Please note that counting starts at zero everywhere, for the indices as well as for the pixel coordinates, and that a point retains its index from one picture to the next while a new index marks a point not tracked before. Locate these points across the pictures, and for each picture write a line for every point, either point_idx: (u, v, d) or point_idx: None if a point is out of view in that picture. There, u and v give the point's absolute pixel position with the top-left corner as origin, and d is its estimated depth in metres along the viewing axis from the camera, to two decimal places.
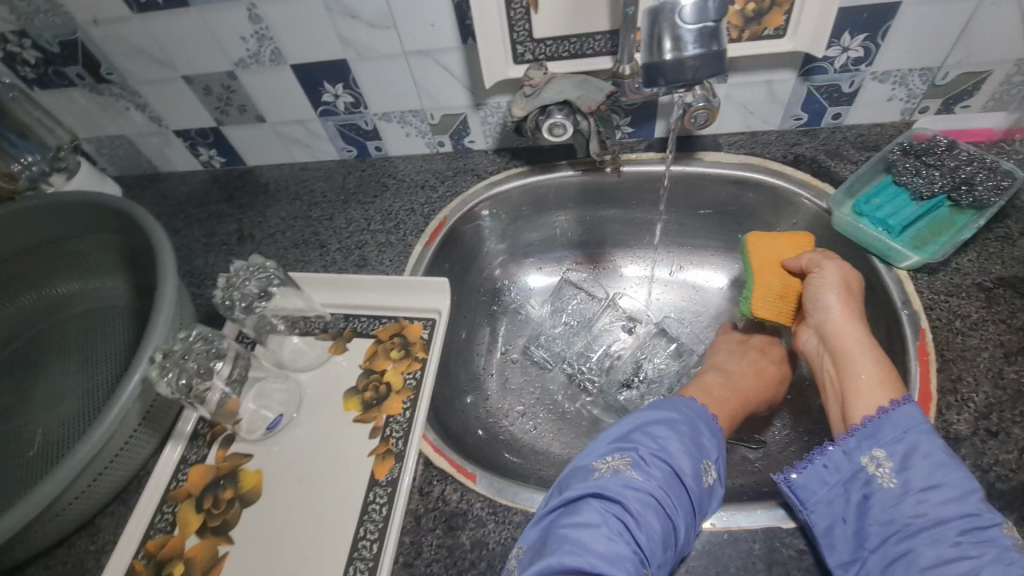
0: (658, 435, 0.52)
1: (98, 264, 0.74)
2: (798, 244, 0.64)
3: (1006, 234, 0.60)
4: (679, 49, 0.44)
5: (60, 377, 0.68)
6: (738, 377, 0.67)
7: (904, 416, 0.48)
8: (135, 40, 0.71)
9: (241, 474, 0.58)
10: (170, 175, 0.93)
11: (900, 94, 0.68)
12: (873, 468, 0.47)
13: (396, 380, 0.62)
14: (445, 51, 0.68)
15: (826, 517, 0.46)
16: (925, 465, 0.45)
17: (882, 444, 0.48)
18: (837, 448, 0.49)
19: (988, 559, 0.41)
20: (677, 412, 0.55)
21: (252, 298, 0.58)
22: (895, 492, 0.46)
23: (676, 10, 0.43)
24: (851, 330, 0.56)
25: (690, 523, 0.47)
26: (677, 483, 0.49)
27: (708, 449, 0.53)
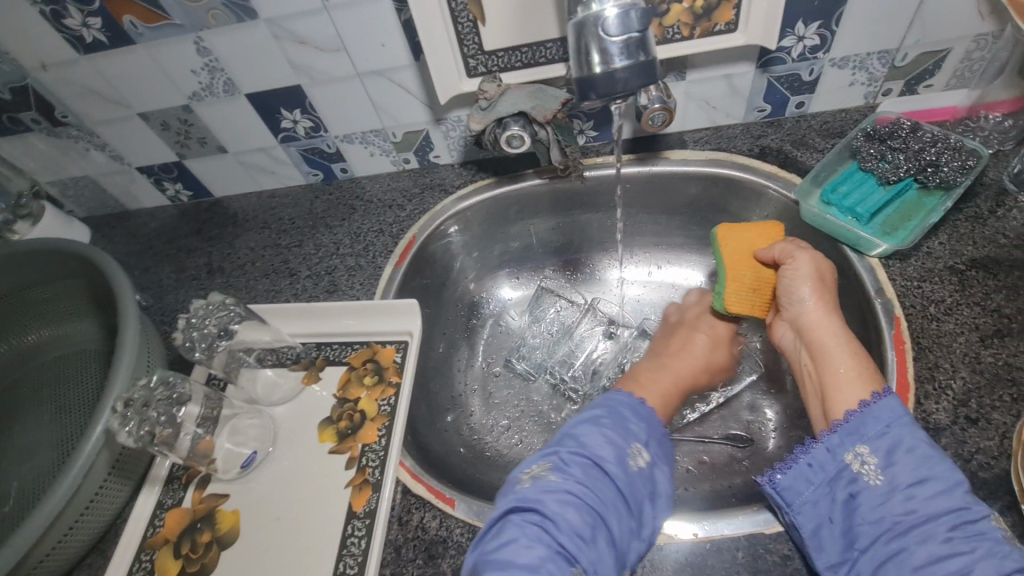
0: (579, 432, 0.51)
1: (66, 309, 0.73)
2: (769, 234, 0.63)
3: (976, 214, 0.59)
4: (609, 60, 0.43)
5: (32, 429, 0.67)
6: (670, 360, 0.66)
7: (886, 408, 0.45)
8: (86, 81, 0.70)
9: (218, 516, 0.56)
10: (138, 212, 0.91)
11: (861, 79, 0.67)
12: (858, 465, 0.44)
13: (370, 407, 0.61)
14: (399, 70, 0.67)
15: (812, 519, 0.43)
16: (910, 458, 0.42)
17: (867, 439, 0.44)
18: (821, 446, 0.45)
19: (982, 556, 0.38)
20: (598, 407, 0.54)
21: (212, 338, 0.57)
22: (882, 489, 0.42)
23: (601, 24, 0.42)
24: (826, 322, 0.55)
25: (617, 513, 0.45)
26: (599, 474, 0.47)
27: (635, 434, 0.51)
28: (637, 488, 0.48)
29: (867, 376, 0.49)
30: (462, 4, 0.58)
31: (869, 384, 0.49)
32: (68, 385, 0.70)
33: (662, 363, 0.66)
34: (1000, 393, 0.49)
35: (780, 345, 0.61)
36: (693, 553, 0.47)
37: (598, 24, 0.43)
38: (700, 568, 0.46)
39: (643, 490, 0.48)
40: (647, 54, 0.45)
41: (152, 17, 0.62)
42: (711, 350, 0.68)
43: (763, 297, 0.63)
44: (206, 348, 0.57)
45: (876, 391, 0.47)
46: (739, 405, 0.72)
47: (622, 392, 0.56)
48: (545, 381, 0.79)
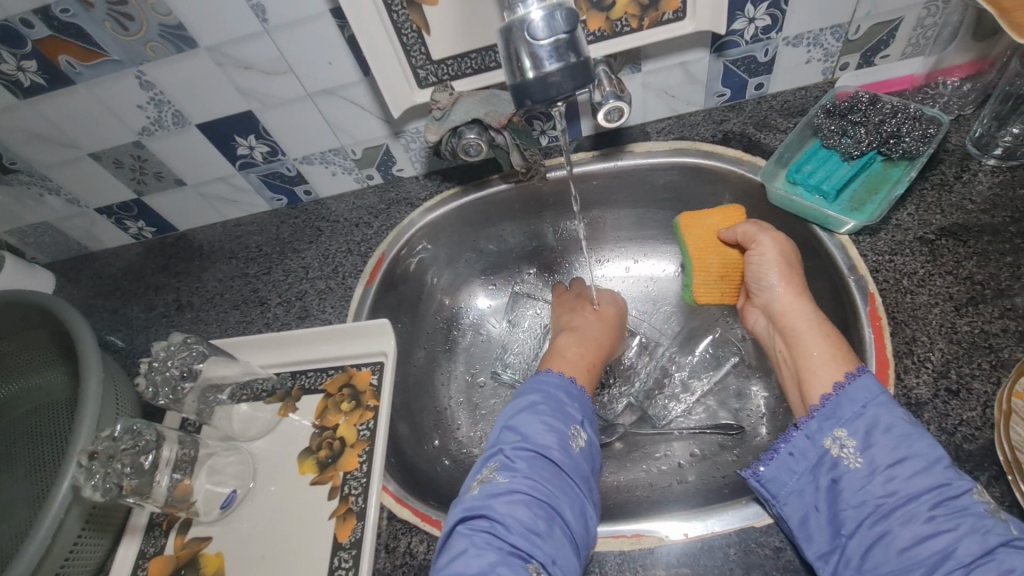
0: (519, 424, 0.51)
1: (32, 360, 0.71)
2: (731, 217, 0.62)
3: (942, 180, 0.59)
4: (540, 65, 0.42)
5: (7, 487, 0.65)
6: (586, 332, 0.68)
7: (861, 388, 0.44)
8: (30, 126, 0.68)
9: (201, 560, 0.55)
10: (103, 253, 0.89)
11: (817, 55, 0.67)
12: (837, 449, 0.43)
13: (349, 434, 0.59)
14: (349, 87, 0.66)
15: (798, 509, 0.42)
16: (888, 437, 0.41)
17: (844, 422, 0.43)
18: (800, 433, 0.45)
19: (965, 532, 0.37)
20: (537, 394, 0.54)
21: (175, 381, 0.56)
22: (862, 471, 0.41)
23: (528, 28, 0.42)
24: (797, 304, 0.55)
25: (568, 497, 0.46)
26: (544, 464, 0.48)
27: (571, 416, 0.53)
28: (581, 468, 0.49)
29: (841, 355, 0.49)
30: (404, 15, 0.57)
31: (846, 364, 0.48)
32: (39, 438, 0.67)
33: (580, 336, 0.67)
34: (979, 361, 0.48)
35: (757, 330, 0.61)
36: (686, 554, 0.46)
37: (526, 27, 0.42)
38: (693, 569, 0.45)
39: (586, 469, 0.50)
40: (580, 57, 0.44)
41: (88, 55, 0.61)
42: (619, 314, 0.72)
43: (732, 284, 0.63)
44: (171, 393, 0.55)
45: (850, 371, 0.46)
46: (725, 394, 0.71)
47: (553, 373, 0.56)
48: None
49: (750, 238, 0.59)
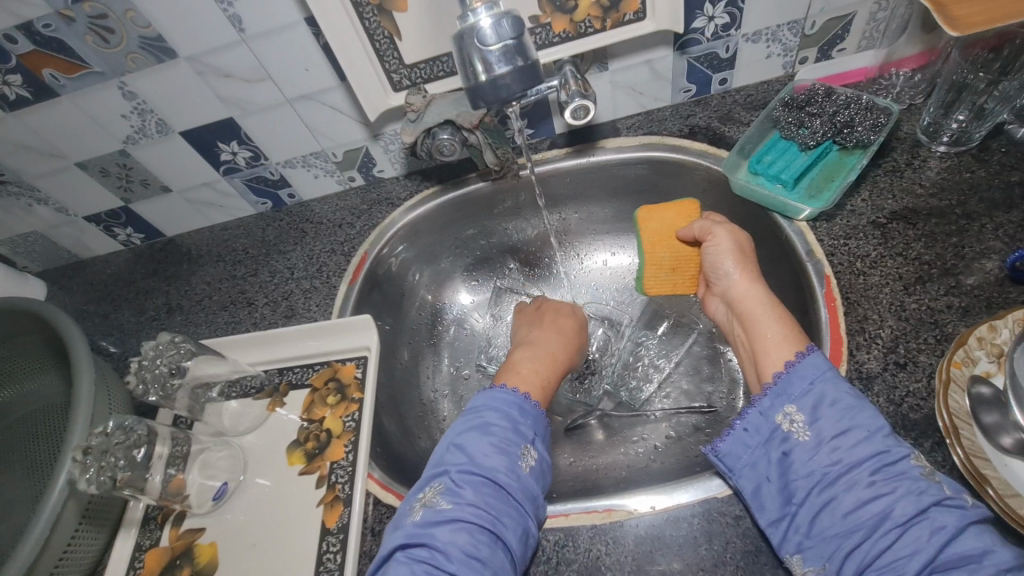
0: (467, 445, 0.52)
1: (26, 365, 0.73)
2: (686, 212, 0.66)
3: (894, 167, 0.62)
4: (491, 67, 0.45)
5: (5, 489, 0.67)
6: (542, 344, 0.68)
7: (809, 366, 0.47)
8: (16, 137, 0.70)
9: (196, 550, 0.57)
10: (93, 260, 0.91)
11: (776, 50, 0.70)
12: (788, 424, 0.46)
13: (336, 425, 0.62)
14: (326, 92, 0.68)
15: (752, 480, 0.46)
16: (833, 411, 0.45)
17: (794, 398, 0.46)
18: (754, 410, 0.48)
19: (902, 494, 0.40)
20: (489, 412, 0.55)
21: (165, 378, 0.58)
22: (810, 443, 0.44)
23: (479, 34, 0.45)
24: (752, 290, 0.58)
25: (511, 521, 0.47)
26: (489, 490, 0.49)
27: (523, 434, 0.53)
28: (529, 488, 0.50)
29: (793, 334, 0.52)
30: (376, 22, 0.59)
31: (799, 343, 0.51)
32: (35, 440, 0.70)
33: (535, 350, 0.67)
34: (925, 336, 0.51)
35: (718, 318, 0.64)
36: (653, 526, 0.48)
37: (476, 34, 0.45)
38: (660, 539, 0.48)
39: (535, 489, 0.50)
40: (529, 60, 0.47)
41: (71, 68, 0.63)
42: (579, 327, 0.73)
43: (686, 275, 0.66)
44: (161, 389, 0.57)
45: (800, 350, 0.49)
46: (699, 377, 0.74)
47: (509, 391, 0.56)
48: None
49: (705, 229, 0.62)
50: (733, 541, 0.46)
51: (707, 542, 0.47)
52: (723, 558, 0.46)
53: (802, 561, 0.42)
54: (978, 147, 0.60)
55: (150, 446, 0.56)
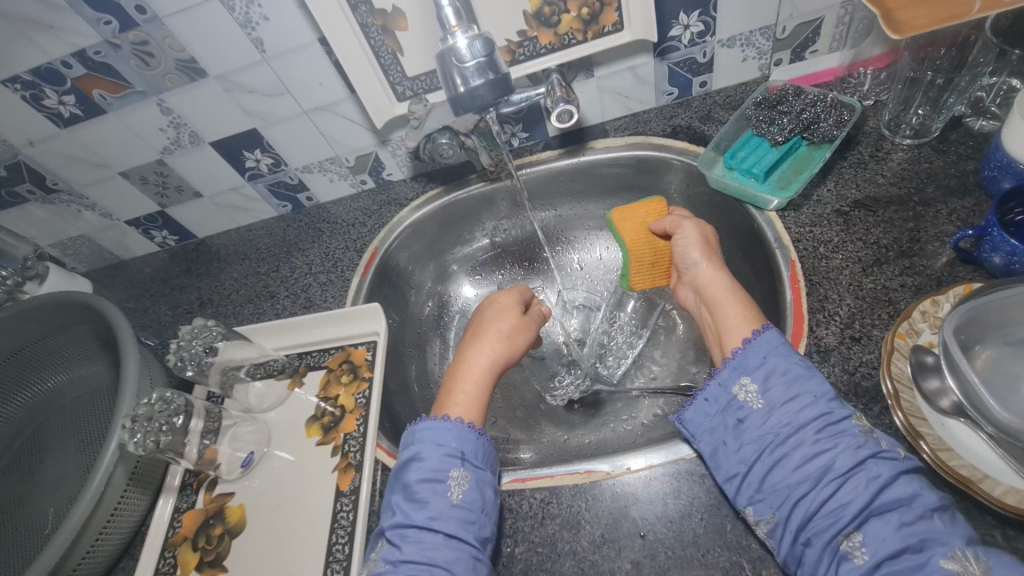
0: (397, 498, 0.51)
1: (77, 353, 0.82)
2: (654, 209, 0.72)
3: (859, 159, 0.66)
4: (468, 81, 0.52)
5: (60, 460, 0.76)
6: (465, 374, 0.62)
7: (764, 341, 0.52)
8: (70, 151, 0.80)
9: (227, 511, 0.65)
10: (133, 261, 1.01)
11: (751, 54, 0.75)
12: (743, 394, 0.51)
13: (349, 401, 0.69)
14: (338, 104, 0.76)
15: (711, 444, 0.51)
16: (783, 380, 0.50)
17: (748, 370, 0.51)
18: (713, 381, 0.53)
19: (843, 448, 0.45)
20: (409, 453, 0.53)
21: (200, 356, 0.66)
22: (763, 410, 0.49)
23: (455, 53, 0.51)
24: (716, 277, 0.63)
25: (449, 562, 0.47)
26: (422, 538, 0.49)
27: (447, 462, 0.52)
28: (467, 515, 0.50)
29: (750, 315, 0.57)
30: (380, 40, 0.66)
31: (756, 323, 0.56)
32: (86, 418, 0.78)
33: (459, 386, 0.61)
34: (879, 312, 0.56)
35: (688, 305, 0.69)
36: (629, 484, 0.54)
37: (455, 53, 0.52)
38: (636, 495, 0.53)
39: (473, 512, 0.50)
40: (500, 73, 0.54)
41: (117, 88, 0.72)
42: (501, 313, 0.69)
43: (661, 268, 0.73)
44: (197, 365, 0.65)
45: (757, 328, 0.54)
46: (686, 360, 0.79)
47: (421, 427, 0.54)
48: None
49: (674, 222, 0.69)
50: (699, 496, 0.52)
51: (676, 497, 0.52)
52: (690, 510, 0.51)
53: (754, 511, 0.47)
54: (938, 138, 0.65)
55: (187, 416, 0.64)
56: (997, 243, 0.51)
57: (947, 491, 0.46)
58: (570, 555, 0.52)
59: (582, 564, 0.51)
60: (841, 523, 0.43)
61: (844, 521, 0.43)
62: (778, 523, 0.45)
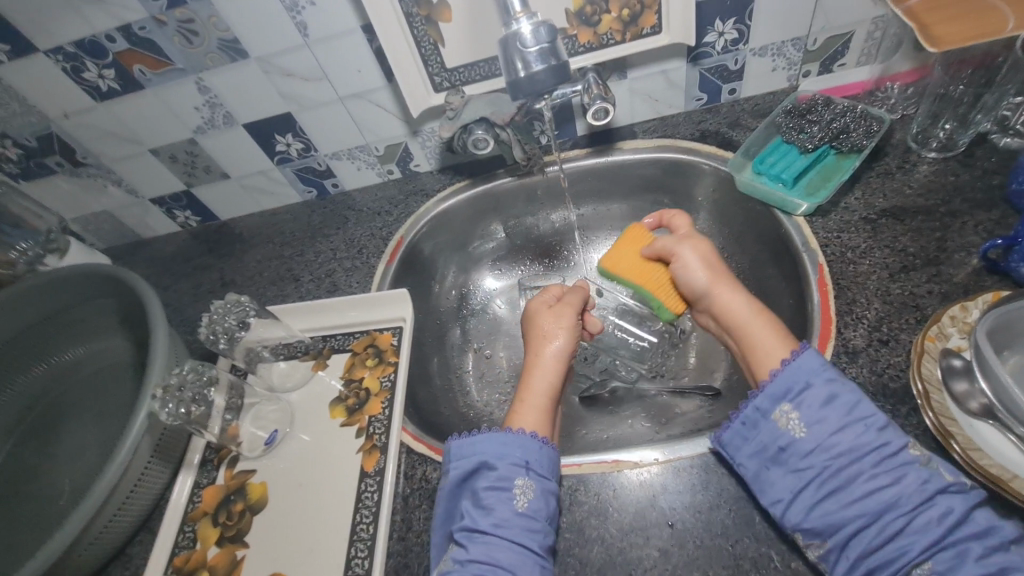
0: (463, 503, 0.52)
1: (101, 326, 0.82)
2: (637, 240, 0.75)
3: (886, 169, 0.68)
4: (529, 65, 0.53)
5: (80, 432, 0.76)
6: (532, 386, 0.62)
7: (803, 367, 0.51)
8: (103, 125, 0.80)
9: (248, 488, 0.65)
10: (154, 240, 1.01)
11: (781, 64, 0.77)
12: (786, 421, 0.50)
13: (374, 384, 0.69)
14: (374, 92, 0.77)
15: (753, 468, 0.51)
16: (831, 408, 0.49)
17: (790, 396, 0.51)
18: (752, 408, 0.52)
19: (907, 481, 0.45)
20: (473, 459, 0.54)
21: (233, 330, 0.67)
22: (810, 438, 0.49)
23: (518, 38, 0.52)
24: (732, 298, 0.64)
25: (516, 567, 0.48)
26: (487, 542, 0.50)
27: (512, 471, 0.52)
28: (532, 521, 0.50)
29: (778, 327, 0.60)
30: (423, 30, 0.67)
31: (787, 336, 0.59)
32: (108, 391, 0.79)
33: (528, 398, 0.61)
34: (906, 316, 0.57)
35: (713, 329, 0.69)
36: (656, 474, 0.55)
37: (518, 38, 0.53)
38: (664, 485, 0.54)
39: (537, 520, 0.51)
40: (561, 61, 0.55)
41: (157, 64, 0.72)
42: (539, 324, 0.68)
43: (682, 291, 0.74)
44: (229, 339, 0.67)
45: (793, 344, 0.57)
46: (704, 361, 0.80)
47: (484, 433, 0.54)
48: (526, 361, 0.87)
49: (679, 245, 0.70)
50: (727, 487, 0.53)
51: (704, 488, 0.53)
52: (719, 502, 0.52)
53: (803, 536, 0.47)
54: (964, 152, 0.66)
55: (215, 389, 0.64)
56: None
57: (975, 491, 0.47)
58: (598, 541, 0.52)
59: (610, 550, 0.52)
60: (911, 556, 0.43)
61: (913, 555, 0.43)
62: (831, 549, 0.45)
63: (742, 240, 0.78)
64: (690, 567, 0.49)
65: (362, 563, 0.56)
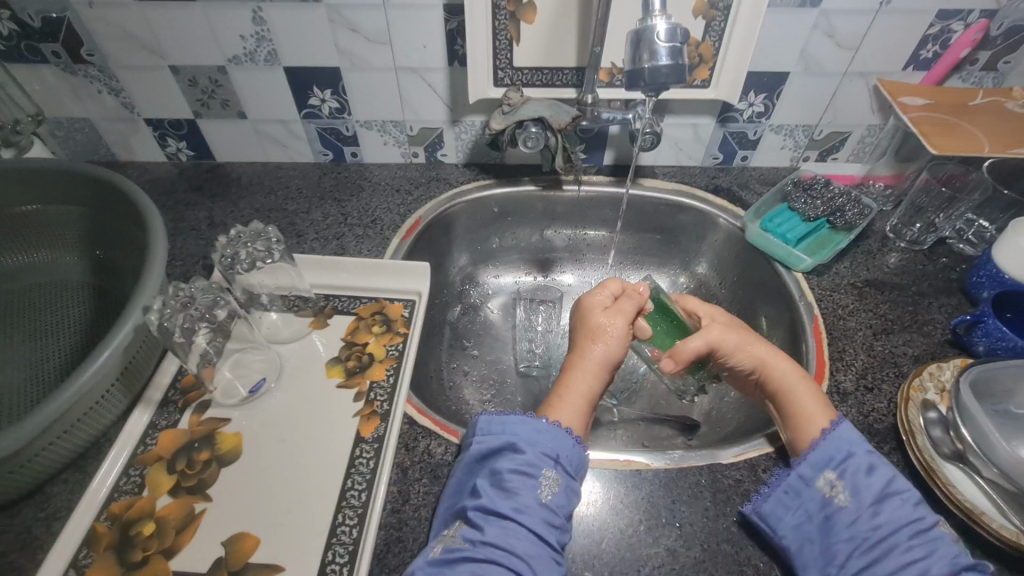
0: (484, 483, 0.51)
1: (57, 236, 0.72)
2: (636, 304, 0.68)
3: (868, 250, 0.79)
4: (654, 58, 0.55)
5: (3, 349, 0.64)
6: (573, 385, 0.61)
7: (842, 437, 0.52)
8: (128, 26, 0.74)
9: (217, 437, 0.57)
10: (129, 165, 0.92)
11: (789, 145, 0.88)
12: (829, 490, 0.51)
13: (379, 351, 0.65)
14: (432, 71, 0.78)
15: (795, 540, 0.50)
16: (870, 478, 0.50)
17: (833, 464, 0.51)
18: (795, 474, 0.52)
19: (939, 558, 0.46)
20: (502, 439, 0.53)
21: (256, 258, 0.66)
22: (853, 509, 0.49)
23: (654, 33, 0.55)
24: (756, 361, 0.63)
25: (530, 557, 0.47)
26: (505, 526, 0.48)
27: (541, 460, 0.52)
28: (552, 515, 0.49)
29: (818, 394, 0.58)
30: (504, 24, 0.71)
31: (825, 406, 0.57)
32: (52, 309, 0.69)
33: (566, 395, 0.60)
34: (888, 370, 0.64)
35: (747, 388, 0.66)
36: (664, 478, 0.56)
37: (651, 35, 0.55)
38: (672, 488, 0.56)
39: (557, 515, 0.49)
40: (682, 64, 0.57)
41: None
42: (601, 320, 0.65)
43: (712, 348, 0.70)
44: (251, 264, 0.65)
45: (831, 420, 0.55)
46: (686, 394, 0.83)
47: (515, 416, 0.54)
48: (516, 366, 0.86)
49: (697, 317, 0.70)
50: (733, 498, 0.55)
51: (711, 496, 0.55)
52: (724, 511, 0.54)
53: None
54: (928, 248, 0.79)
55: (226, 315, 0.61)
56: (990, 330, 0.62)
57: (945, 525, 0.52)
58: (607, 534, 0.52)
59: (619, 545, 0.52)
60: None
61: None
62: None
63: (736, 288, 0.86)
64: (696, 569, 0.50)
65: (350, 532, 0.51)
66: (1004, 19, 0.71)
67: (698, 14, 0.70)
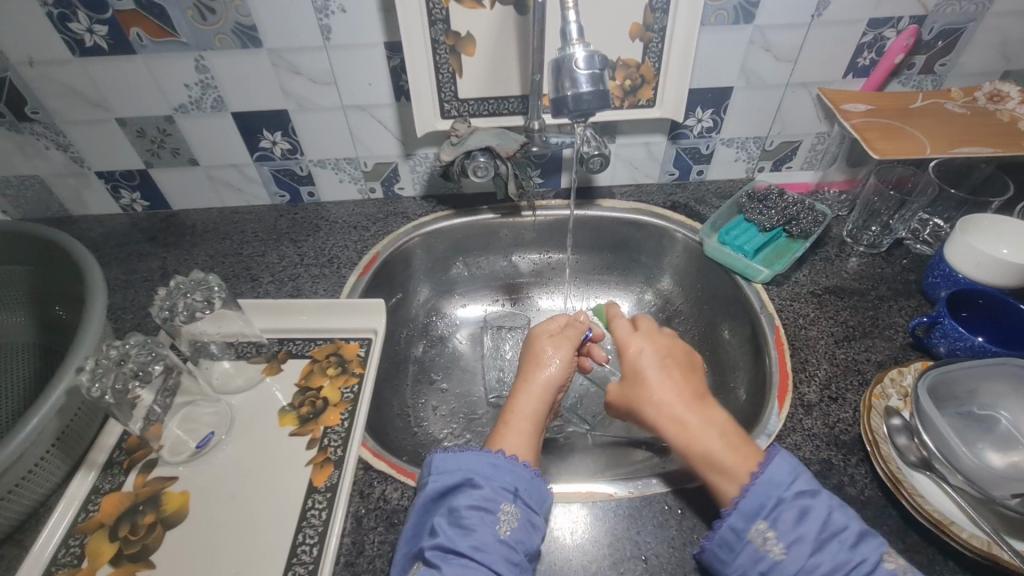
0: (442, 523, 0.49)
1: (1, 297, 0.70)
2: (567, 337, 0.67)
3: (825, 256, 0.79)
4: (576, 85, 0.56)
5: None
6: (518, 409, 0.60)
7: (773, 477, 0.48)
8: (71, 81, 0.73)
9: (164, 497, 0.55)
10: (84, 219, 0.91)
11: (742, 157, 0.88)
12: (763, 543, 0.46)
13: (333, 395, 0.64)
14: (380, 107, 0.78)
15: None
16: (805, 524, 0.46)
17: (764, 514, 0.47)
18: (727, 526, 0.48)
19: None
20: (460, 474, 0.51)
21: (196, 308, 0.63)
22: (790, 561, 0.45)
23: (573, 61, 0.55)
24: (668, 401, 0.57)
25: None
26: (464, 566, 0.46)
27: (499, 494, 0.50)
28: (512, 552, 0.47)
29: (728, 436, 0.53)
30: (446, 58, 0.72)
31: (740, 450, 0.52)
32: None
33: (513, 419, 0.58)
34: (851, 379, 0.64)
35: None
36: (628, 508, 0.54)
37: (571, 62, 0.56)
38: (637, 518, 0.54)
39: (518, 552, 0.48)
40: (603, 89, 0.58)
41: (160, 33, 0.69)
42: (545, 349, 0.65)
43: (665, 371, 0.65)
44: (189, 315, 0.62)
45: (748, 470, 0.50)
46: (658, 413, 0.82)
47: (472, 449, 0.53)
48: (486, 398, 0.83)
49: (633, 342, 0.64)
50: (699, 525, 0.53)
51: (677, 523, 0.53)
52: (690, 538, 0.52)
53: None
54: (886, 251, 0.79)
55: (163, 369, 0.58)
56: (946, 330, 0.61)
57: (916, 538, 0.51)
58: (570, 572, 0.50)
59: None
60: None
61: None
62: None
63: (701, 303, 0.85)
64: None
65: None
66: (933, 24, 0.72)
67: (634, 37, 0.71)
